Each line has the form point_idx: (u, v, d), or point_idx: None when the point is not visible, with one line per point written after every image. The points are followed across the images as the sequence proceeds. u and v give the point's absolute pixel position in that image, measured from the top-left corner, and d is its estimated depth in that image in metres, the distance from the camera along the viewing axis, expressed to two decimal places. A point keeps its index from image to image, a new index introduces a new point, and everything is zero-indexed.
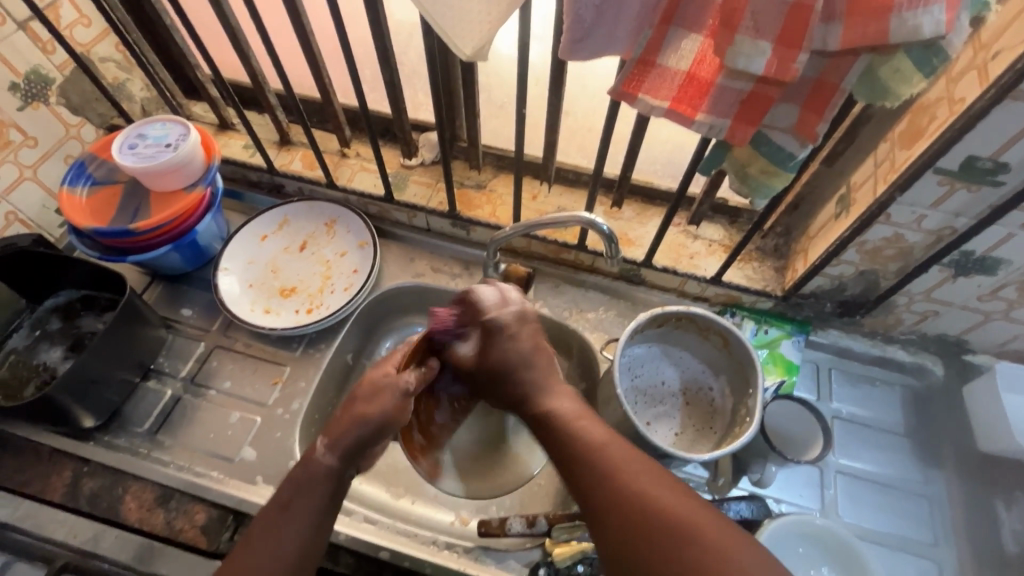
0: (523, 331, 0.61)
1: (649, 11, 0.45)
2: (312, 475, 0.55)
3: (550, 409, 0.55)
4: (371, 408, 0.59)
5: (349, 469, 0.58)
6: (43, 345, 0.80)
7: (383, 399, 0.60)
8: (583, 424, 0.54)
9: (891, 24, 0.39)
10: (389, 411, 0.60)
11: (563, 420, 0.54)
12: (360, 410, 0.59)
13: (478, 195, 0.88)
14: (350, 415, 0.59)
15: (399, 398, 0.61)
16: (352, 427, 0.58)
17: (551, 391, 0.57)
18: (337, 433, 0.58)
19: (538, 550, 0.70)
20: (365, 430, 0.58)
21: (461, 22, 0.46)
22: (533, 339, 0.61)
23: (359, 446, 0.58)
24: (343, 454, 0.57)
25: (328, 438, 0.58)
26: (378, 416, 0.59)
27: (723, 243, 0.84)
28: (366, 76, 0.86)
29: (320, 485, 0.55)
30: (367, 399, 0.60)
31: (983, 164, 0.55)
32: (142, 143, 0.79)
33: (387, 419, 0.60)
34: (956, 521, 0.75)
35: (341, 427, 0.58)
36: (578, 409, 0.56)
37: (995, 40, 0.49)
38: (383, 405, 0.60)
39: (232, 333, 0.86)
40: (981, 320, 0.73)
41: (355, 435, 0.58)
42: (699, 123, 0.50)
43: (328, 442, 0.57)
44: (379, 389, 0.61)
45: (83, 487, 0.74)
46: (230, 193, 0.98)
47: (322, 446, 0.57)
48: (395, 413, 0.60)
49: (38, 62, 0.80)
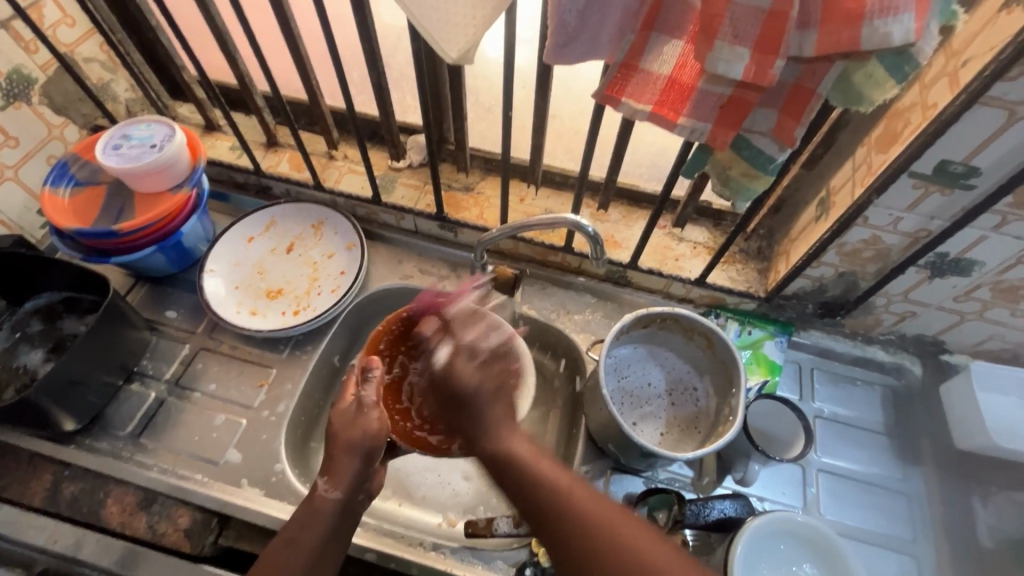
0: (490, 368, 0.67)
1: (631, 17, 0.46)
2: (319, 512, 0.57)
3: (513, 449, 0.58)
4: (354, 434, 0.60)
5: (358, 494, 0.59)
6: (23, 347, 0.79)
7: (364, 423, 0.61)
8: (548, 470, 0.56)
9: (864, 31, 0.40)
10: (370, 433, 0.61)
11: (524, 462, 0.57)
12: (345, 437, 0.61)
13: (465, 197, 0.89)
14: (341, 445, 0.60)
15: (374, 418, 0.62)
16: (347, 458, 0.60)
17: (510, 430, 0.61)
18: (335, 468, 0.59)
19: (524, 550, 0.70)
20: (358, 460, 0.60)
21: (445, 25, 0.46)
22: (498, 375, 0.66)
23: (362, 474, 0.60)
24: (349, 487, 0.58)
25: (328, 476, 0.59)
26: (362, 440, 0.60)
27: (707, 245, 0.86)
28: (354, 78, 0.86)
29: (327, 519, 0.57)
30: (347, 427, 0.61)
31: (955, 168, 0.57)
32: (126, 144, 0.79)
33: (371, 444, 0.61)
34: (934, 517, 0.77)
35: (338, 464, 0.59)
36: (536, 452, 0.59)
37: (965, 47, 0.51)
38: (365, 426, 0.61)
39: (217, 335, 0.85)
40: (957, 320, 0.75)
41: (354, 468, 0.59)
42: (681, 126, 0.51)
43: (330, 481, 0.58)
44: (354, 416, 0.62)
45: (64, 492, 0.73)
46: (216, 195, 0.98)
47: (325, 486, 0.58)
48: (377, 434, 0.61)
49: (21, 61, 0.79)
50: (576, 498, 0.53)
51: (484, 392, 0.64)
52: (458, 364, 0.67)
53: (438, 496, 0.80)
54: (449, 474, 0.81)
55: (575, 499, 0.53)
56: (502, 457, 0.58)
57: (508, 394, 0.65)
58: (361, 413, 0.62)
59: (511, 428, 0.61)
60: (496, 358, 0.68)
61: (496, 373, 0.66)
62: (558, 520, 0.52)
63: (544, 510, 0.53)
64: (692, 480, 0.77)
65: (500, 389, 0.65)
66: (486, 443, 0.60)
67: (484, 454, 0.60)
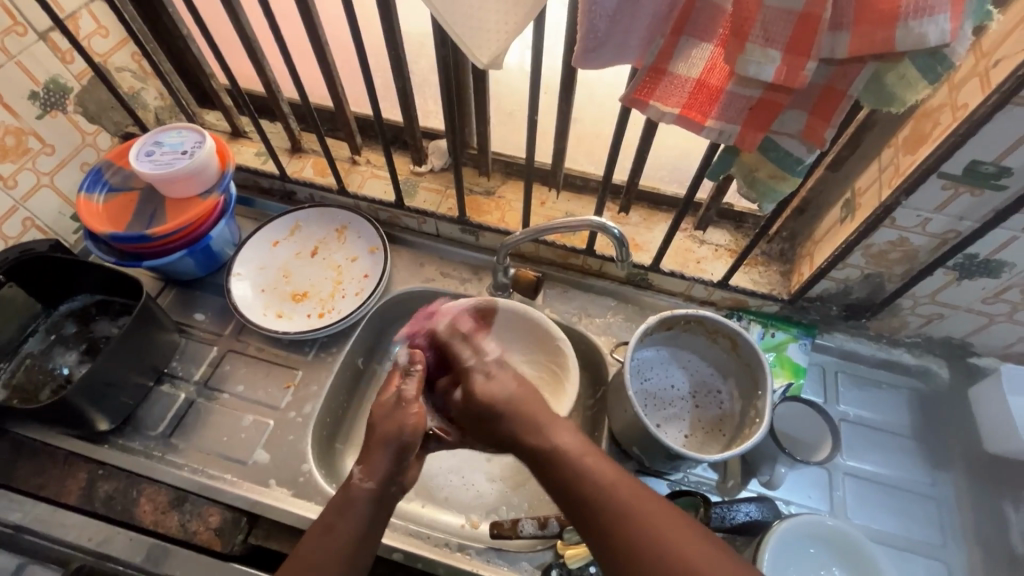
0: (504, 376, 0.63)
1: (661, 21, 0.47)
2: (353, 501, 0.55)
3: (560, 444, 0.55)
4: (389, 427, 0.60)
5: (391, 486, 0.57)
6: (57, 349, 0.81)
7: (400, 417, 0.60)
8: (591, 459, 0.53)
9: (898, 32, 0.40)
10: (407, 428, 0.59)
11: (568, 455, 0.53)
12: (382, 431, 0.60)
13: (487, 201, 0.90)
14: (376, 438, 0.59)
15: (412, 413, 0.60)
16: (381, 451, 0.58)
17: (552, 425, 0.57)
18: (370, 459, 0.57)
19: (550, 551, 0.70)
20: (392, 451, 0.58)
21: (476, 32, 0.47)
22: (514, 381, 0.62)
23: (395, 468, 0.58)
24: (382, 477, 0.57)
25: (363, 465, 0.57)
26: (398, 434, 0.59)
27: (729, 247, 0.86)
28: (378, 84, 0.87)
29: (363, 508, 0.55)
30: (386, 419, 0.61)
31: (987, 168, 0.57)
32: (158, 150, 0.81)
33: (407, 437, 0.59)
34: (965, 522, 0.76)
35: (372, 453, 0.58)
36: (583, 444, 0.55)
37: (996, 47, 0.51)
38: (402, 420, 0.60)
39: (244, 338, 0.87)
40: (985, 322, 0.74)
41: (387, 460, 0.57)
42: (709, 129, 0.51)
43: (364, 470, 0.57)
44: (392, 410, 0.61)
45: (98, 489, 0.74)
46: (242, 200, 1.00)
47: (360, 476, 0.56)
48: (414, 429, 0.59)
49: (58, 72, 0.81)
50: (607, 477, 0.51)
51: (507, 398, 0.60)
52: (470, 383, 0.63)
53: (461, 498, 0.80)
54: (473, 476, 0.82)
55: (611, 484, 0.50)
56: (546, 452, 0.54)
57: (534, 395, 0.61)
58: (399, 406, 0.61)
59: (552, 420, 0.57)
60: (499, 374, 0.63)
61: (511, 382, 0.62)
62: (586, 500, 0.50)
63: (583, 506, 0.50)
64: (716, 483, 0.76)
65: (523, 392, 0.61)
66: (528, 441, 0.56)
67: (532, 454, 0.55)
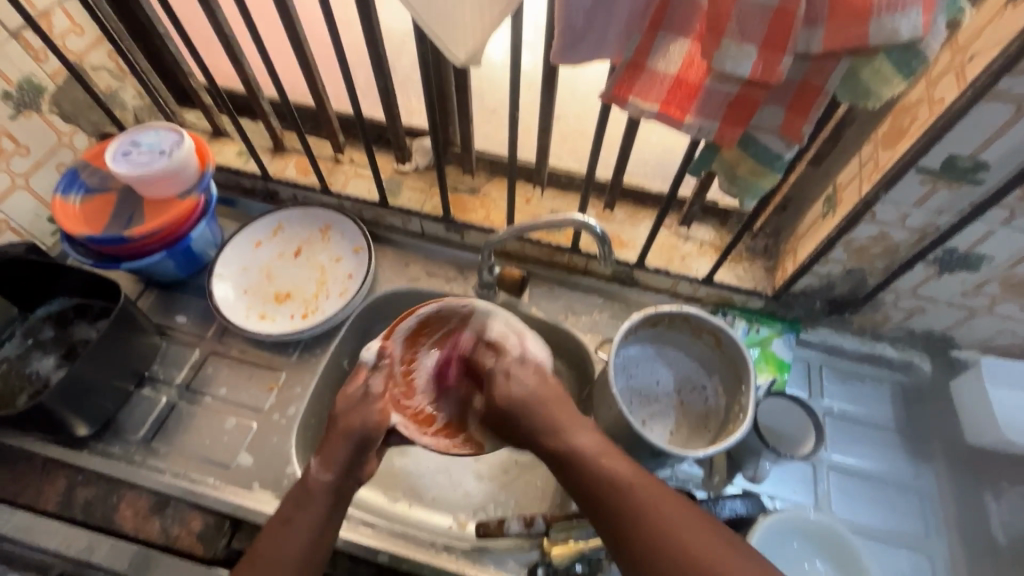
0: (524, 373, 0.61)
1: (637, 18, 0.46)
2: (311, 494, 0.56)
3: (579, 445, 0.55)
4: (354, 421, 0.59)
5: (351, 478, 0.58)
6: (35, 353, 0.80)
7: (367, 411, 0.60)
8: (609, 460, 0.54)
9: (871, 27, 0.40)
10: (371, 423, 0.59)
11: (587, 458, 0.54)
12: (347, 423, 0.59)
13: (471, 199, 0.89)
14: (339, 430, 0.59)
15: (378, 408, 0.60)
16: (343, 443, 0.58)
17: (572, 427, 0.57)
18: (326, 451, 0.58)
19: (537, 550, 0.70)
20: (353, 444, 0.58)
21: (452, 28, 0.47)
22: (535, 378, 0.60)
23: (355, 458, 0.58)
24: (340, 469, 0.57)
25: (321, 457, 0.58)
26: (360, 428, 0.59)
27: (714, 244, 0.86)
28: (360, 81, 0.87)
29: (321, 499, 0.56)
30: (350, 413, 0.60)
31: (964, 162, 0.57)
32: (135, 150, 0.79)
33: (371, 431, 0.59)
34: (947, 512, 0.76)
35: (331, 446, 0.58)
36: (599, 444, 0.56)
37: (972, 42, 0.51)
38: (366, 415, 0.59)
39: (227, 340, 0.86)
40: (966, 316, 0.75)
41: (346, 452, 0.58)
42: (689, 125, 0.51)
43: (322, 462, 0.57)
44: (358, 403, 0.61)
45: (77, 496, 0.74)
46: (224, 201, 0.99)
47: (316, 467, 0.57)
48: (378, 424, 0.59)
49: (31, 71, 0.80)
50: (640, 495, 0.51)
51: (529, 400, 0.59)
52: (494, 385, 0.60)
53: (449, 497, 0.80)
54: (461, 476, 0.81)
55: (659, 510, 0.50)
56: (566, 454, 0.55)
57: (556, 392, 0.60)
58: (366, 400, 0.61)
59: (570, 423, 0.57)
60: (519, 370, 0.61)
61: (532, 380, 0.60)
62: (636, 534, 0.49)
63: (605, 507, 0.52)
64: (702, 479, 0.76)
65: (545, 390, 0.59)
66: (548, 440, 0.56)
67: (550, 453, 0.56)
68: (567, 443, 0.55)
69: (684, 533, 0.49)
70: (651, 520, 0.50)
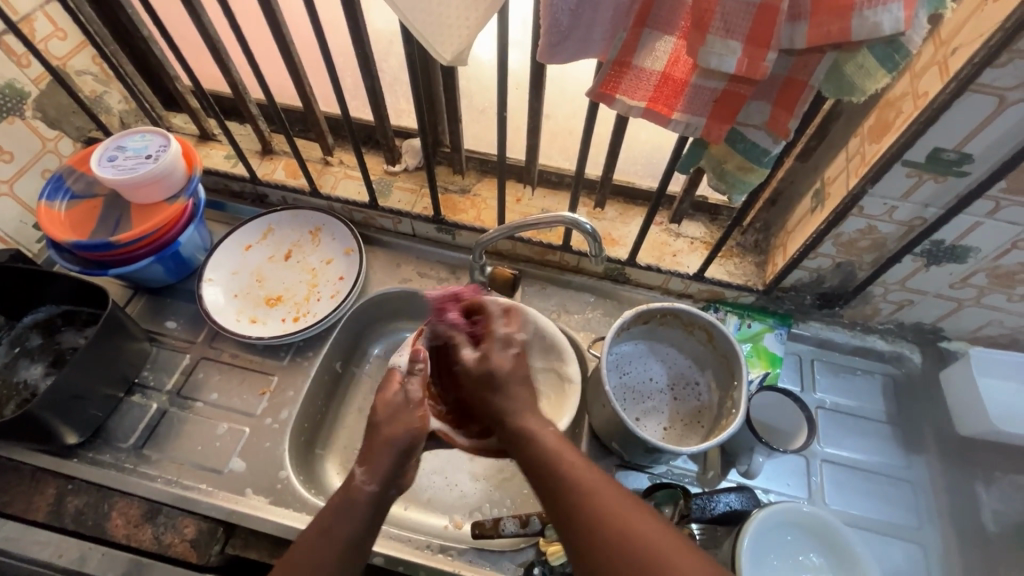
0: (509, 350, 0.60)
1: (623, 15, 0.46)
2: (353, 502, 0.53)
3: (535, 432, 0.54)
4: (396, 430, 0.56)
5: (390, 488, 0.55)
6: (23, 362, 0.79)
7: (406, 417, 0.58)
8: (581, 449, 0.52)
9: (853, 22, 0.41)
10: (413, 426, 0.57)
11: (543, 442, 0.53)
12: (387, 432, 0.57)
13: (462, 199, 0.89)
14: (380, 439, 0.56)
15: (419, 414, 0.58)
16: (384, 451, 0.55)
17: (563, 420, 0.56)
18: (372, 459, 0.54)
19: (532, 550, 0.70)
20: (396, 451, 0.55)
21: (437, 28, 0.46)
22: (515, 361, 0.59)
23: (398, 468, 0.55)
24: (385, 479, 0.54)
25: (365, 466, 0.54)
26: (403, 434, 0.56)
27: (704, 240, 0.86)
28: (348, 84, 0.86)
29: (363, 511, 0.53)
30: (393, 419, 0.58)
31: (948, 155, 0.57)
32: (121, 155, 0.79)
33: (411, 438, 0.57)
34: (938, 502, 0.77)
35: (373, 454, 0.55)
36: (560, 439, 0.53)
37: (953, 36, 0.52)
38: (408, 421, 0.57)
39: (218, 344, 0.85)
40: (954, 307, 0.76)
41: (393, 460, 0.55)
42: (676, 122, 0.51)
43: (367, 471, 0.54)
44: (398, 410, 0.58)
45: (67, 506, 0.73)
46: (213, 204, 0.98)
47: (362, 476, 0.53)
48: (420, 428, 0.57)
49: (13, 76, 0.79)
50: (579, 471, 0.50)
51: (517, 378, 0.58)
52: (488, 351, 0.59)
53: (445, 498, 0.80)
54: (457, 476, 0.81)
55: (590, 486, 0.49)
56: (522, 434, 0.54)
57: (526, 375, 0.59)
58: (406, 406, 0.58)
59: None
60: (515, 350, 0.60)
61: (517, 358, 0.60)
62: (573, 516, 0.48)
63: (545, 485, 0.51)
64: (696, 474, 0.77)
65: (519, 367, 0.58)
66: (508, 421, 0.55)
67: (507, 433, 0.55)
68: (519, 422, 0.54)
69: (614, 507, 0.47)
70: (587, 502, 0.48)
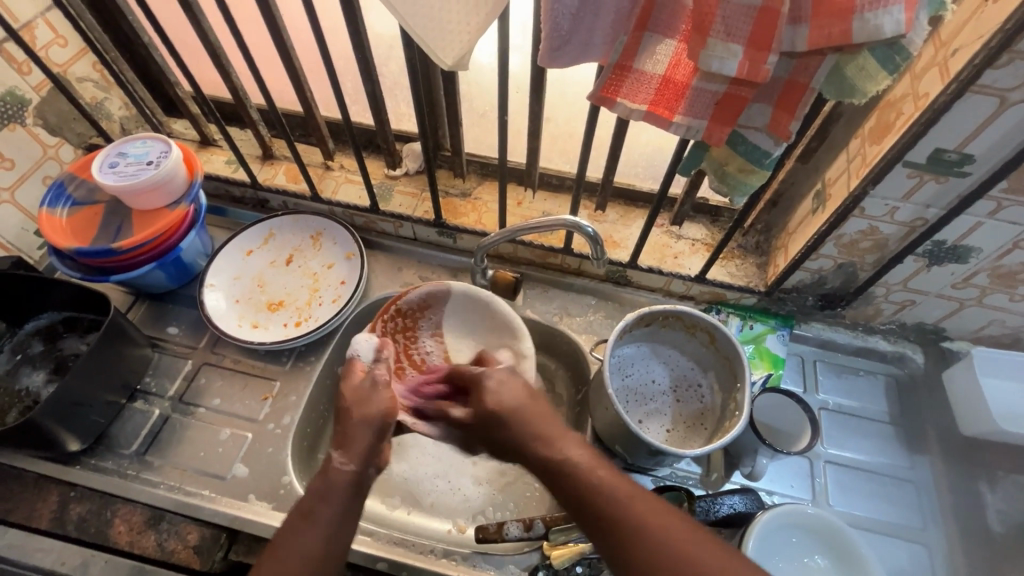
0: (511, 383, 0.58)
1: (623, 19, 0.46)
2: (333, 485, 0.53)
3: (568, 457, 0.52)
4: (370, 411, 0.58)
5: (368, 470, 0.55)
6: (25, 369, 0.79)
7: (378, 402, 0.59)
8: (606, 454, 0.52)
9: (854, 24, 0.41)
10: (385, 410, 0.59)
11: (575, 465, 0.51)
12: (361, 414, 0.58)
13: (463, 203, 0.89)
14: (355, 421, 0.57)
15: (387, 397, 0.60)
16: (360, 435, 0.56)
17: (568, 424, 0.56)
18: (349, 442, 0.55)
19: (537, 553, 0.70)
20: (372, 432, 0.57)
21: (439, 33, 0.46)
22: (524, 392, 0.57)
23: (374, 448, 0.56)
24: (363, 458, 0.55)
25: (342, 447, 0.55)
26: (377, 416, 0.58)
27: (705, 242, 0.86)
28: (349, 89, 0.87)
29: (343, 494, 0.53)
30: (363, 402, 0.59)
31: (950, 156, 0.58)
32: (122, 161, 0.79)
33: (384, 420, 0.58)
34: (943, 502, 0.77)
35: (350, 437, 0.56)
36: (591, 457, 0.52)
37: (953, 37, 0.52)
38: (380, 405, 0.59)
39: (220, 350, 0.85)
40: (956, 307, 0.76)
41: (368, 438, 0.56)
42: (677, 125, 0.52)
43: (343, 453, 0.55)
44: (368, 393, 0.60)
45: (70, 513, 0.73)
46: (214, 210, 0.98)
47: (340, 459, 0.54)
48: (390, 410, 0.59)
49: (14, 83, 0.79)
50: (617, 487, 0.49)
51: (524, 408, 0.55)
52: (483, 391, 0.57)
53: (448, 503, 0.79)
54: (460, 480, 0.81)
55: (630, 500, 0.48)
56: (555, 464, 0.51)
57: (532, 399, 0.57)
58: (375, 390, 0.60)
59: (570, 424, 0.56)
60: (509, 380, 0.58)
61: (522, 389, 0.57)
62: (632, 555, 0.46)
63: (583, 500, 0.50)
64: (700, 476, 0.77)
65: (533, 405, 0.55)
66: (535, 450, 0.52)
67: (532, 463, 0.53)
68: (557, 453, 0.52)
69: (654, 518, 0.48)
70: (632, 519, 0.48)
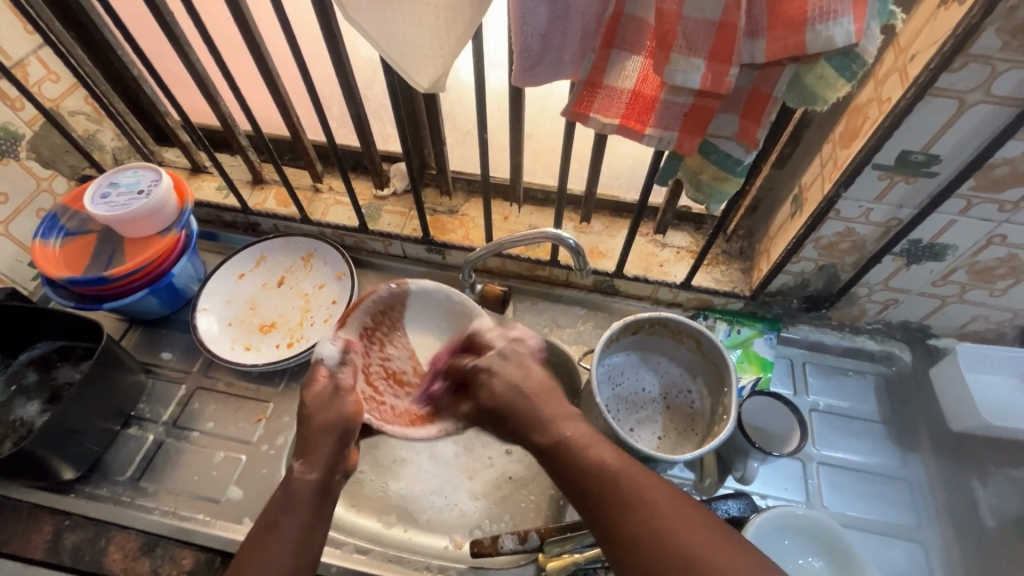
0: (508, 367, 0.61)
1: (590, 38, 0.48)
2: (295, 496, 0.55)
3: (563, 434, 0.55)
4: (330, 415, 0.59)
5: (334, 476, 0.58)
6: (18, 399, 0.79)
7: (343, 405, 0.60)
8: (596, 449, 0.53)
9: (807, 36, 0.42)
10: (347, 415, 0.59)
11: (573, 444, 0.54)
12: (322, 420, 0.59)
13: (451, 220, 0.91)
14: (316, 427, 0.59)
15: (352, 401, 0.61)
16: (324, 440, 0.58)
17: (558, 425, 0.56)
18: (311, 450, 0.57)
19: (530, 566, 0.72)
20: (333, 438, 0.58)
21: (414, 59, 0.48)
22: (515, 370, 0.60)
23: (336, 455, 0.58)
24: (326, 467, 0.57)
25: (303, 457, 0.57)
26: (339, 421, 0.59)
27: (690, 248, 0.88)
28: (334, 112, 0.89)
29: (307, 503, 0.55)
30: (324, 409, 0.59)
31: (917, 157, 0.59)
32: (113, 191, 0.80)
33: (350, 423, 0.59)
34: (936, 499, 0.77)
35: (311, 444, 0.58)
36: (589, 433, 0.55)
37: (911, 43, 0.54)
38: (342, 408, 0.60)
39: (213, 373, 0.86)
40: (938, 304, 0.77)
41: (329, 448, 0.58)
42: (650, 137, 0.53)
43: (305, 463, 0.57)
44: (331, 399, 0.60)
45: (64, 542, 0.71)
46: (206, 235, 1.00)
47: (301, 468, 0.56)
48: (355, 416, 0.60)
49: (8, 119, 0.80)
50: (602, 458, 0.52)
51: (518, 393, 0.59)
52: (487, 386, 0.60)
53: (445, 519, 0.79)
54: (455, 495, 0.80)
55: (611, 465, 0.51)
56: (554, 445, 0.54)
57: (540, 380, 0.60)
58: (339, 394, 0.61)
59: (562, 413, 0.57)
60: (506, 366, 0.61)
61: (513, 372, 0.60)
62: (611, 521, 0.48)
63: (570, 472, 0.52)
64: (694, 482, 0.77)
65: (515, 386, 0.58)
66: (534, 432, 0.56)
67: (538, 447, 0.55)
68: (554, 432, 0.55)
69: (636, 483, 0.49)
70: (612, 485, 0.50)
